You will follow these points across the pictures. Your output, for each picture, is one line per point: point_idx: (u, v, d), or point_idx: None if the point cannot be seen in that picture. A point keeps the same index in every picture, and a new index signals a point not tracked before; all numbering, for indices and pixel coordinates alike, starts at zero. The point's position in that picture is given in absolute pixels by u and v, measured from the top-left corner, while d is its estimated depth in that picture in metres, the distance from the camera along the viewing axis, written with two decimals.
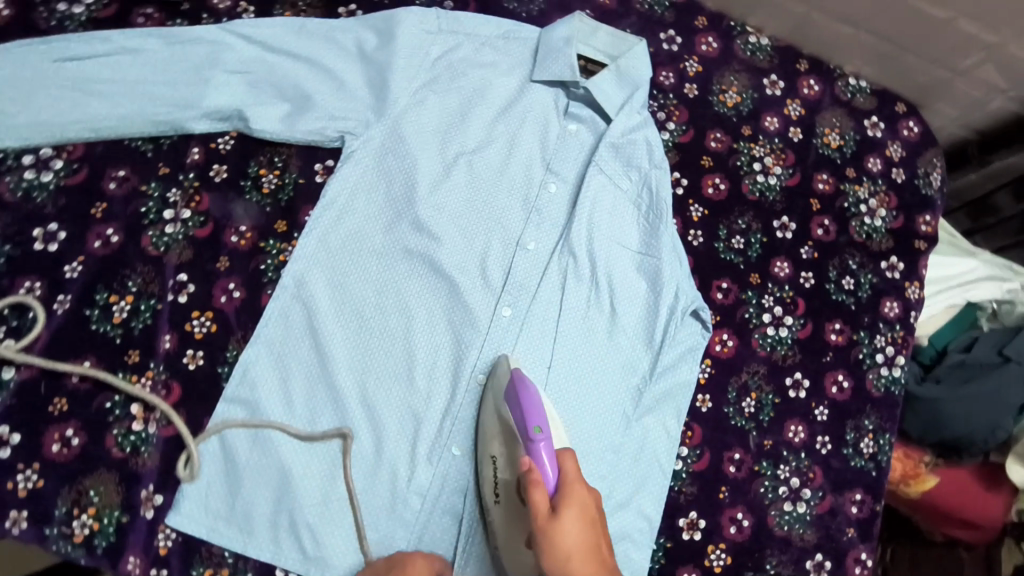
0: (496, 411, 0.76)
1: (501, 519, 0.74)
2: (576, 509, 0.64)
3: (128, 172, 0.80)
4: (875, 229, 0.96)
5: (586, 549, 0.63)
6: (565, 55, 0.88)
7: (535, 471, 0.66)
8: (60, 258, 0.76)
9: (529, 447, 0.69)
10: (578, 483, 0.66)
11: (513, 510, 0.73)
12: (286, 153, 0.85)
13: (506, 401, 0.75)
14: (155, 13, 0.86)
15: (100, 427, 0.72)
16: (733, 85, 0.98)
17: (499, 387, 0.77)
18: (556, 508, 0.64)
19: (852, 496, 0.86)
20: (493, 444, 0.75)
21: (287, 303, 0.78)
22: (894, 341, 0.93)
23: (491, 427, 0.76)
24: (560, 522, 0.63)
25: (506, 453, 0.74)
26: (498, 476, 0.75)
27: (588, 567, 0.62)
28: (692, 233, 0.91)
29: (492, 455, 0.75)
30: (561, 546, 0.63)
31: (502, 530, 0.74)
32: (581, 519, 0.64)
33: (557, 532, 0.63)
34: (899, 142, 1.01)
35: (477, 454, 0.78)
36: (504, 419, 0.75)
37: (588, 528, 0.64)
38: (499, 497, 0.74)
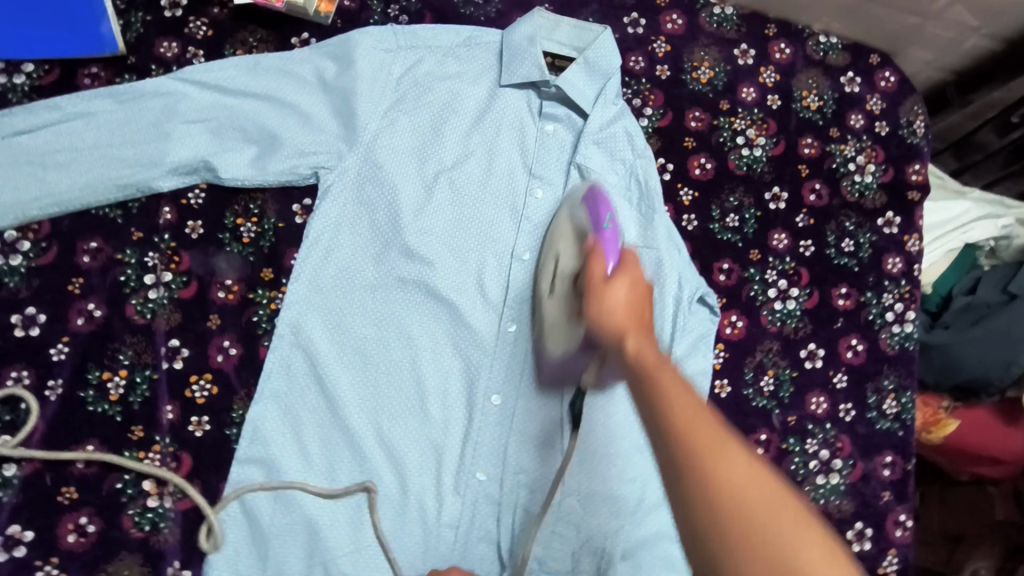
0: (570, 217, 0.79)
1: (555, 309, 0.76)
2: (628, 279, 0.59)
3: (100, 242, 0.77)
4: (866, 186, 0.95)
5: (629, 308, 0.57)
6: (530, 55, 0.85)
7: (597, 250, 0.67)
8: (45, 342, 0.73)
9: (598, 235, 0.71)
10: (636, 263, 0.61)
11: (567, 295, 0.74)
12: (261, 198, 0.82)
13: (580, 210, 0.78)
14: (101, 71, 0.82)
15: (115, 509, 0.70)
16: (704, 60, 0.96)
17: (575, 199, 0.81)
18: (610, 277, 0.60)
19: (882, 460, 0.86)
20: (560, 243, 0.78)
21: (286, 353, 0.75)
22: (901, 297, 0.92)
23: (562, 228, 0.79)
24: (609, 286, 0.59)
25: (573, 249, 0.75)
26: (559, 268, 0.76)
27: (626, 318, 0.56)
28: (685, 218, 0.90)
29: (557, 252, 0.77)
30: (602, 301, 0.58)
31: (553, 316, 0.76)
32: (630, 288, 0.58)
33: (604, 292, 0.58)
34: (878, 95, 0.99)
35: (542, 254, 0.81)
36: (575, 223, 0.77)
37: (637, 300, 0.58)
38: (555, 289, 0.76)
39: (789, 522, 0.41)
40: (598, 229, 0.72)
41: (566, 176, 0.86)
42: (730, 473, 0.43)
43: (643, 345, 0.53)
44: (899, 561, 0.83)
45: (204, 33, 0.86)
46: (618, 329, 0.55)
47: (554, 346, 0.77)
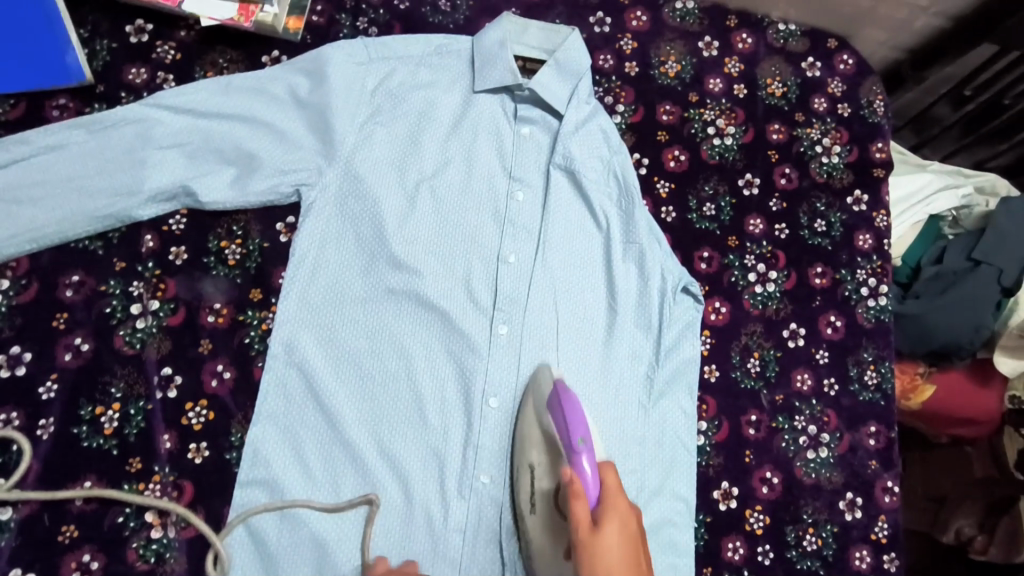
0: (540, 421, 0.75)
1: (538, 532, 0.72)
2: (616, 520, 0.64)
3: (81, 275, 0.76)
4: (834, 166, 0.98)
5: (623, 556, 0.64)
6: (502, 59, 0.87)
7: (578, 485, 0.66)
8: (33, 380, 0.72)
9: (573, 460, 0.68)
10: (618, 500, 0.66)
11: (552, 522, 0.71)
12: (243, 219, 0.81)
13: (548, 416, 0.74)
14: (69, 102, 0.81)
15: (118, 543, 0.69)
16: (670, 54, 0.99)
17: (541, 396, 0.76)
18: (597, 523, 0.64)
19: (867, 429, 0.89)
20: (533, 451, 0.75)
21: (281, 372, 0.76)
22: (874, 272, 0.95)
23: (531, 435, 0.75)
24: (602, 535, 0.64)
25: (547, 465, 0.73)
26: (536, 486, 0.73)
27: (626, 573, 0.63)
28: (664, 210, 0.92)
29: (531, 463, 0.74)
30: (597, 559, 0.63)
31: (539, 543, 0.72)
32: (618, 533, 0.64)
33: (597, 543, 0.63)
34: (838, 78, 1.02)
35: (512, 466, 0.77)
36: (545, 429, 0.74)
37: (628, 540, 0.65)
38: (535, 505, 0.73)
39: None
40: (571, 448, 0.68)
41: (546, 176, 0.88)
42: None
43: None
44: (889, 526, 0.86)
45: (172, 57, 0.85)
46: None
47: None
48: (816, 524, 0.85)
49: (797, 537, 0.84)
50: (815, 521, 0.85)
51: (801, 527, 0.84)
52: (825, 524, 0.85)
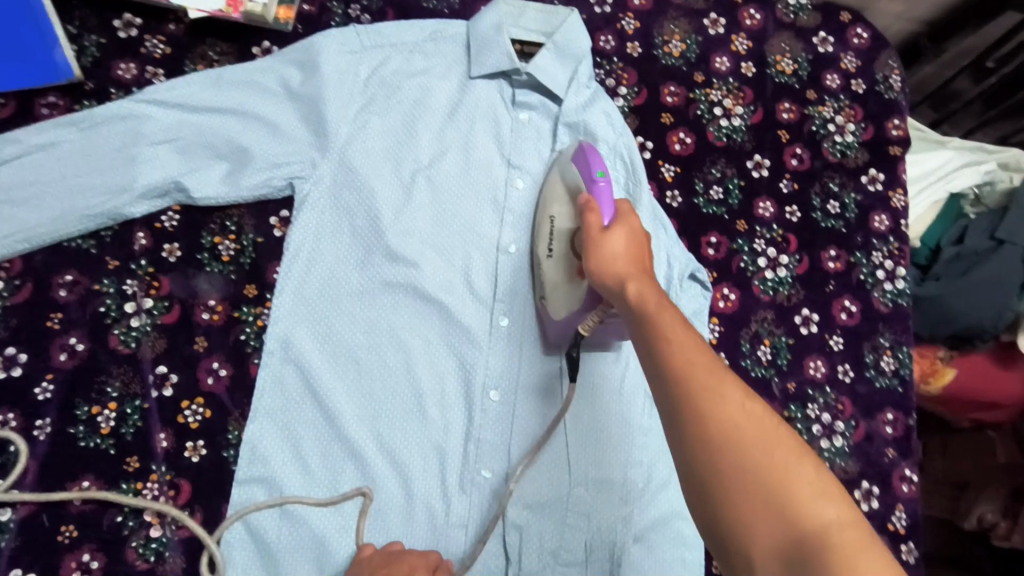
0: (562, 176, 0.77)
1: (552, 270, 0.74)
2: (625, 226, 0.62)
3: (76, 274, 0.75)
4: (848, 145, 0.94)
5: (630, 255, 0.59)
6: (497, 44, 0.84)
7: (592, 202, 0.65)
8: (28, 381, 0.72)
9: (591, 189, 0.69)
10: (635, 216, 0.63)
11: (564, 255, 0.73)
12: (237, 214, 0.80)
13: (571, 168, 0.76)
14: (59, 99, 0.80)
15: (117, 543, 0.69)
16: (674, 33, 0.95)
17: (564, 165, 0.78)
18: (609, 227, 0.62)
19: (884, 417, 0.86)
20: (554, 205, 0.77)
21: (278, 368, 0.74)
22: (890, 254, 0.91)
23: (555, 189, 0.78)
24: (609, 234, 0.62)
25: (568, 207, 0.74)
26: (557, 229, 0.75)
27: (631, 267, 0.58)
28: (669, 195, 0.89)
29: (551, 215, 0.76)
30: (603, 249, 0.61)
31: (552, 280, 0.74)
32: (628, 235, 0.61)
33: (603, 240, 0.61)
34: (852, 53, 0.98)
35: (534, 227, 0.81)
36: (569, 181, 0.76)
37: (635, 244, 0.61)
38: (552, 249, 0.75)
39: (782, 442, 0.45)
40: (591, 183, 0.69)
41: (547, 164, 0.85)
42: (728, 404, 0.46)
43: (643, 286, 0.55)
44: (908, 517, 0.83)
45: (162, 51, 0.83)
46: (620, 277, 0.58)
47: (553, 312, 0.75)
48: None
49: None
50: None
51: None
52: None
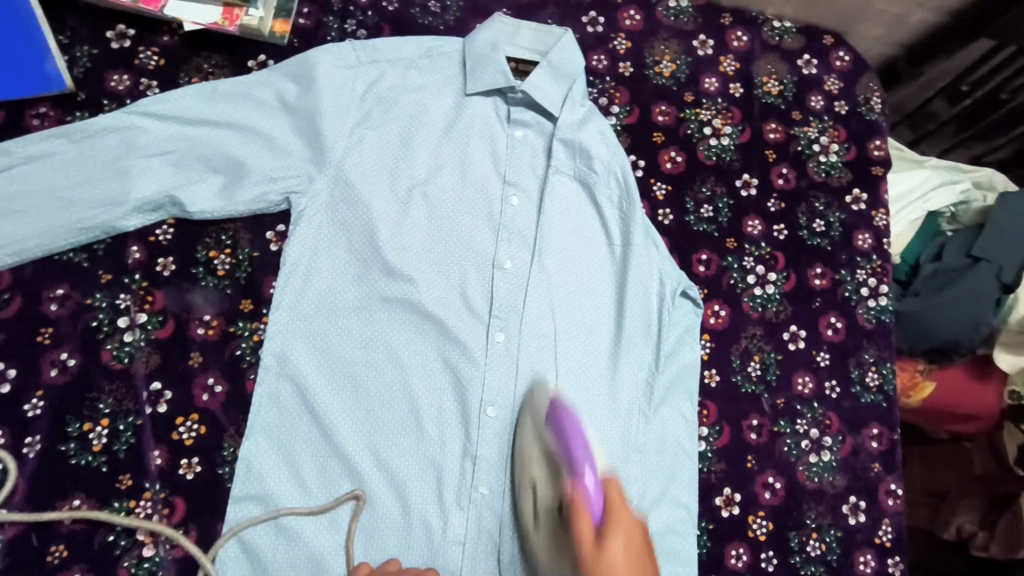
0: (537, 433, 0.73)
1: (542, 546, 0.70)
2: (622, 534, 0.58)
3: (66, 289, 0.74)
4: (832, 165, 0.97)
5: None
6: (493, 62, 0.85)
7: (579, 493, 0.61)
8: (17, 397, 0.70)
9: (572, 466, 0.64)
10: (625, 510, 0.59)
11: (555, 533, 0.68)
12: (232, 228, 0.80)
13: (548, 430, 0.70)
14: (50, 110, 0.79)
15: (109, 563, 0.68)
16: (665, 53, 0.97)
17: (538, 408, 0.74)
18: (601, 536, 0.58)
19: (869, 432, 0.88)
20: (533, 467, 0.73)
21: (273, 384, 0.74)
22: (874, 272, 0.94)
23: (530, 451, 0.73)
24: (607, 555, 0.57)
25: (549, 479, 0.70)
26: (539, 503, 0.71)
27: None
28: (661, 212, 0.91)
29: (532, 479, 0.72)
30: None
31: (545, 555, 0.69)
32: (626, 547, 0.57)
33: (603, 562, 0.56)
34: (835, 75, 1.01)
35: (514, 480, 0.75)
36: (546, 444, 0.71)
37: (635, 555, 0.57)
38: (539, 524, 0.71)
39: None
40: (573, 454, 0.65)
41: (543, 181, 0.86)
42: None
43: None
44: (893, 530, 0.85)
45: (156, 63, 0.83)
46: None
47: None
48: (819, 529, 0.84)
49: (801, 543, 0.83)
50: (819, 526, 0.84)
51: (805, 533, 0.83)
52: (829, 528, 0.84)
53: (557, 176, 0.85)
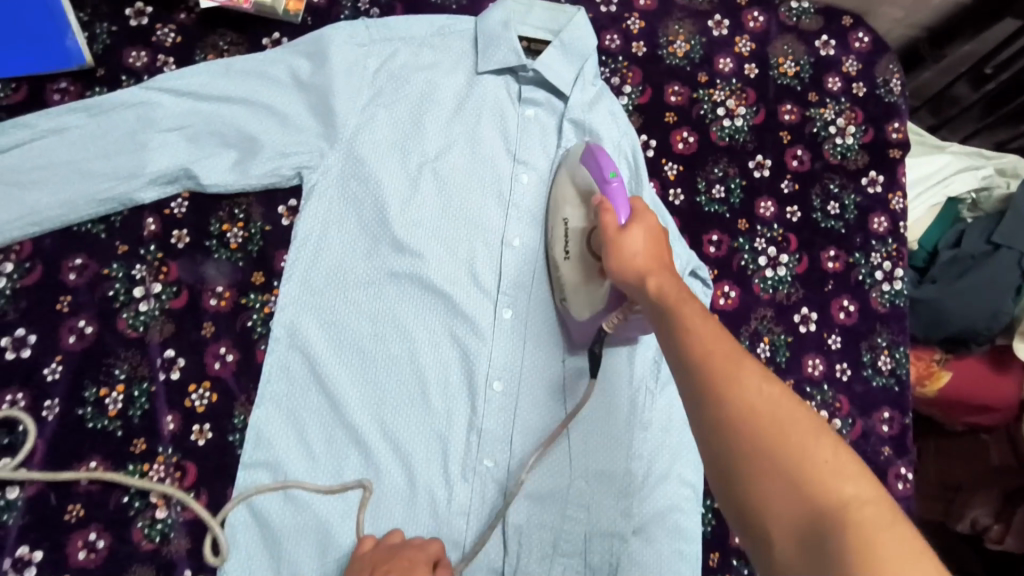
0: (571, 175, 0.79)
1: (571, 271, 0.75)
2: (643, 224, 0.65)
3: (85, 258, 0.76)
4: (848, 148, 0.95)
5: (647, 250, 0.62)
6: (505, 40, 0.85)
7: (607, 203, 0.68)
8: (37, 362, 0.73)
9: (604, 189, 0.71)
10: (651, 215, 0.66)
11: (581, 254, 0.74)
12: (245, 202, 0.81)
13: (581, 171, 0.78)
14: (70, 85, 0.81)
15: (123, 523, 0.70)
16: (679, 33, 0.96)
17: (574, 161, 0.80)
18: (625, 226, 0.65)
19: (880, 416, 0.87)
20: (566, 207, 0.78)
21: (283, 354, 0.75)
22: (889, 256, 0.92)
23: (564, 192, 0.79)
24: (625, 234, 0.64)
25: (580, 212, 0.76)
26: (570, 230, 0.77)
27: (646, 259, 0.61)
28: (672, 192, 0.90)
29: (564, 218, 0.78)
30: (622, 248, 0.63)
31: (570, 278, 0.75)
32: (645, 233, 0.64)
33: (621, 240, 0.64)
34: (853, 56, 0.99)
35: (549, 222, 0.81)
36: (578, 185, 0.78)
37: (655, 245, 0.64)
38: (569, 251, 0.76)
39: (811, 431, 0.42)
40: (604, 184, 0.72)
41: (553, 159, 0.86)
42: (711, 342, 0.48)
43: (663, 278, 0.58)
44: (902, 513, 0.85)
45: (172, 39, 0.84)
46: (639, 272, 0.60)
47: (576, 312, 0.75)
48: None
49: None
50: None
51: None
52: None
53: (568, 155, 0.85)
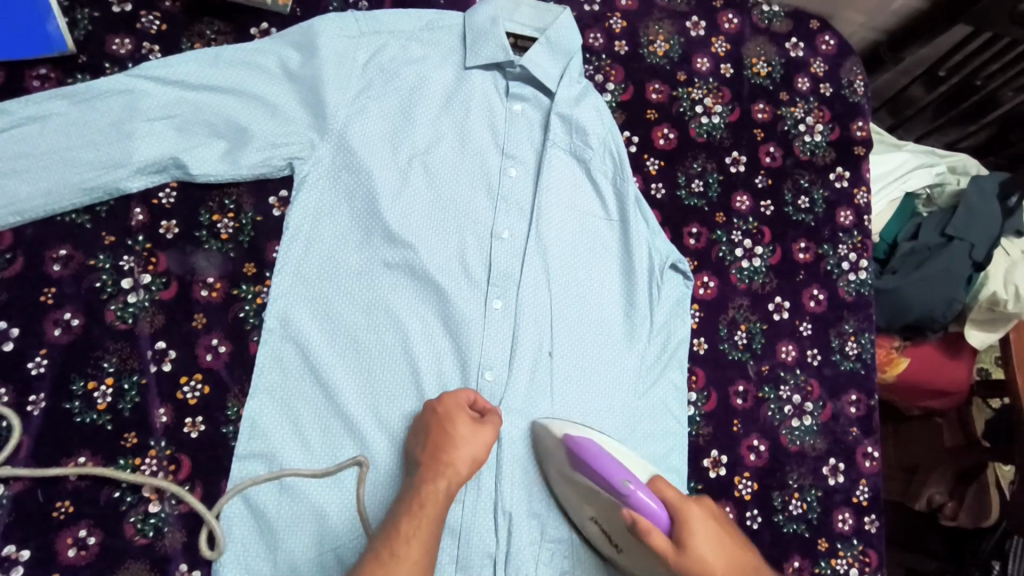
0: (572, 477, 0.74)
1: (623, 563, 0.75)
2: (698, 528, 0.67)
3: (70, 249, 0.75)
4: (817, 145, 1.01)
5: (723, 558, 0.66)
6: (492, 35, 0.87)
7: (646, 521, 0.67)
8: (21, 356, 0.71)
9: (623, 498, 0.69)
10: (687, 508, 0.68)
11: (629, 551, 0.73)
12: (235, 193, 0.80)
13: (579, 470, 0.73)
14: (50, 72, 0.79)
15: (114, 518, 0.69)
16: (659, 33, 1.00)
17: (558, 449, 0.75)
18: (681, 541, 0.66)
19: (848, 398, 0.92)
20: (584, 506, 0.75)
21: (278, 345, 0.75)
22: (855, 247, 0.98)
23: (572, 494, 0.75)
24: (693, 549, 0.65)
25: (601, 508, 0.73)
26: (605, 531, 0.74)
27: (729, 570, 0.66)
28: (654, 187, 0.94)
29: (591, 517, 0.75)
30: (705, 572, 0.65)
31: (630, 569, 0.75)
32: (706, 535, 0.66)
33: (694, 558, 0.65)
34: (821, 58, 1.04)
35: (568, 519, 0.77)
36: (584, 485, 0.73)
37: (714, 538, 0.67)
38: (614, 547, 0.74)
39: None
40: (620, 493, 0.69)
41: (540, 153, 0.88)
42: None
43: None
44: (870, 490, 0.90)
45: (157, 27, 0.83)
46: None
47: None
48: (801, 489, 0.88)
49: (783, 503, 0.87)
50: (800, 487, 0.88)
51: (787, 492, 0.88)
52: (810, 489, 0.88)
53: (554, 150, 0.88)
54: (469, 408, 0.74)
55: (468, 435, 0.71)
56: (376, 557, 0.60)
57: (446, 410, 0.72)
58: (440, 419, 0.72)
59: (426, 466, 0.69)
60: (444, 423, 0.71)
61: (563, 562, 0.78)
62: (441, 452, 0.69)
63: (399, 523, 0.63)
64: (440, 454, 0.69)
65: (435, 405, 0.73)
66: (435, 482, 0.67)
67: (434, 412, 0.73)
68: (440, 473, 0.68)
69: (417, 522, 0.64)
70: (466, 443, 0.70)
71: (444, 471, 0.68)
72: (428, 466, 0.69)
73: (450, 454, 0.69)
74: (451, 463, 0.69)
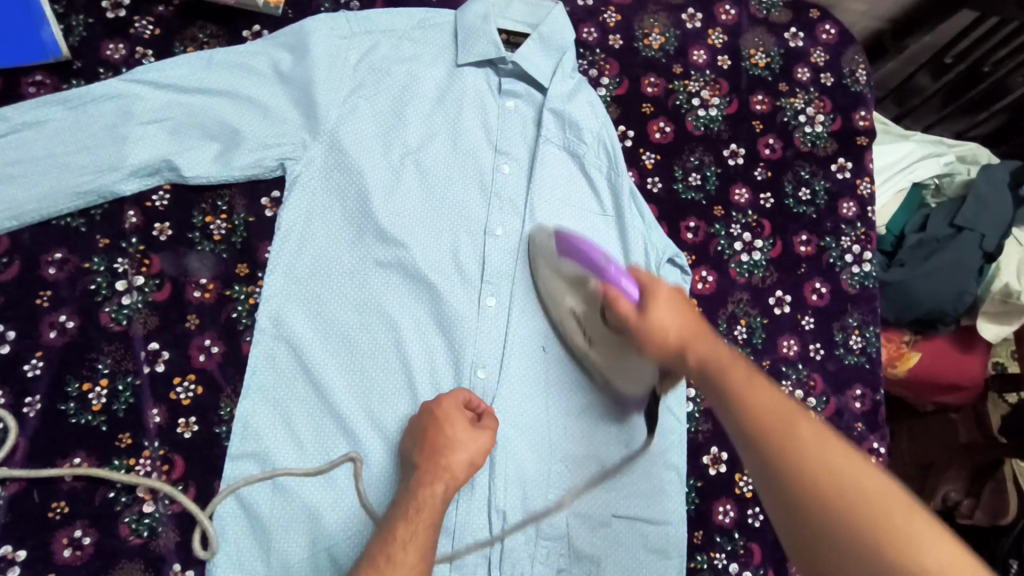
0: (553, 266, 0.78)
1: (598, 353, 0.76)
2: (662, 300, 0.64)
3: (65, 252, 0.76)
4: (818, 136, 0.99)
5: (683, 327, 0.63)
6: (484, 32, 0.86)
7: (613, 288, 0.68)
8: (17, 358, 0.72)
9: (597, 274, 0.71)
10: (659, 284, 0.65)
11: (604, 338, 0.74)
12: (228, 194, 0.81)
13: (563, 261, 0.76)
14: (46, 78, 0.80)
15: (109, 519, 0.69)
16: (654, 26, 0.98)
17: (546, 244, 0.79)
18: (643, 309, 0.65)
19: (853, 393, 0.90)
20: (565, 297, 0.77)
21: (270, 345, 0.76)
22: (858, 239, 0.96)
23: (556, 287, 0.78)
24: (651, 317, 0.64)
25: (578, 297, 0.75)
26: (582, 323, 0.76)
27: (684, 337, 0.62)
28: (650, 181, 0.92)
29: (570, 308, 0.77)
30: (654, 333, 0.64)
31: (607, 363, 0.76)
32: (665, 308, 0.64)
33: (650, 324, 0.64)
34: (821, 48, 1.02)
35: (555, 315, 0.80)
36: (562, 270, 0.76)
37: (680, 313, 0.64)
38: (588, 337, 0.76)
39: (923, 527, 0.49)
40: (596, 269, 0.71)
41: (534, 148, 0.87)
42: (764, 406, 0.57)
43: (708, 350, 0.62)
44: None
45: (151, 32, 0.84)
46: (681, 348, 0.62)
47: (624, 385, 0.77)
48: None
49: None
50: None
51: None
52: None
53: (547, 145, 0.87)
54: (466, 408, 0.73)
55: (467, 438, 0.70)
56: (372, 564, 0.60)
57: (444, 413, 0.71)
58: (437, 420, 0.71)
59: (422, 468, 0.68)
60: (441, 424, 0.71)
61: (559, 562, 0.77)
62: (438, 454, 0.69)
63: (396, 527, 0.63)
64: (437, 456, 0.69)
65: (433, 407, 0.72)
66: (433, 486, 0.67)
67: (432, 414, 0.71)
68: (437, 477, 0.68)
69: (415, 527, 0.63)
70: (464, 447, 0.70)
71: (441, 475, 0.68)
72: (424, 468, 0.69)
73: (448, 457, 0.69)
74: (449, 467, 0.69)
